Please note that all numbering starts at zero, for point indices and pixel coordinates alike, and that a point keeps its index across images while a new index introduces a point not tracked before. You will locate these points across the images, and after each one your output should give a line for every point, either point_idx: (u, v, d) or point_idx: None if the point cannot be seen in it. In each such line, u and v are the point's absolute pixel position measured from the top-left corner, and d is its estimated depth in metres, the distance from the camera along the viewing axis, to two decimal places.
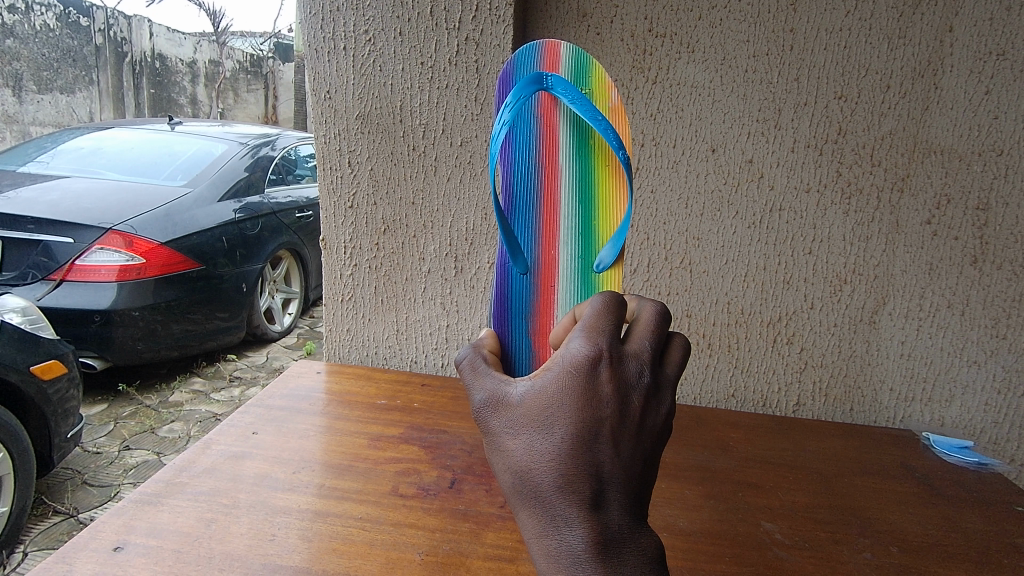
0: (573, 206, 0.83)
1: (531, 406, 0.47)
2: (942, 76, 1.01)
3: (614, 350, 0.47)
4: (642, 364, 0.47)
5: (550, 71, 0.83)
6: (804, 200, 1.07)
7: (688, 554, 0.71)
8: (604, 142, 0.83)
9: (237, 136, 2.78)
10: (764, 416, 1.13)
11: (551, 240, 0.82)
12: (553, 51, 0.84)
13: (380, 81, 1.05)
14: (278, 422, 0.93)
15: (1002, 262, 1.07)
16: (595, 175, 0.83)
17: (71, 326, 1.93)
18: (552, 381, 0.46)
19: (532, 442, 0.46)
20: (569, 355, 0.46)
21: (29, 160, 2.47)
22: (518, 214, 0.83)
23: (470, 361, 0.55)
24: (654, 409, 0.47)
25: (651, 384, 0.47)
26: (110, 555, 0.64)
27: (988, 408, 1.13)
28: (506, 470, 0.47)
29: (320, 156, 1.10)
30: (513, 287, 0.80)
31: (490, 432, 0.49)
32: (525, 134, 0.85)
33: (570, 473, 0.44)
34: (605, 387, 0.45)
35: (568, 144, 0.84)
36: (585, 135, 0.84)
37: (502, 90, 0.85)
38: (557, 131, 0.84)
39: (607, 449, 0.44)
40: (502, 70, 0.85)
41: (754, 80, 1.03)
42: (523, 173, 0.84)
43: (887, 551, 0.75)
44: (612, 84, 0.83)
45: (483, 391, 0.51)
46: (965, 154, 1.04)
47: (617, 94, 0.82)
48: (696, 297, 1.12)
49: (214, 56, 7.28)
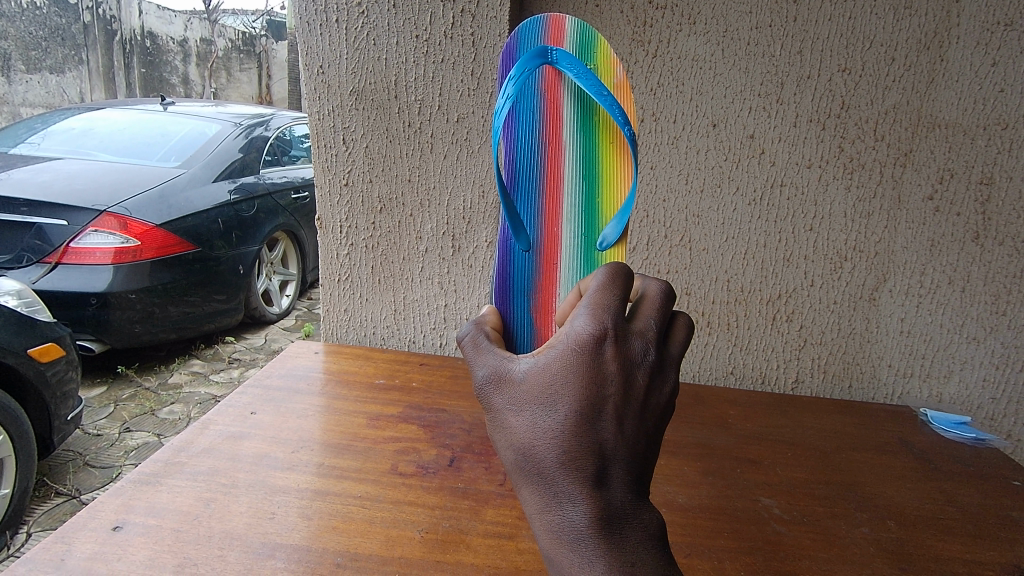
0: (577, 183, 0.82)
1: (534, 383, 0.46)
2: (948, 48, 0.99)
3: (620, 328, 0.46)
4: (647, 342, 0.47)
5: (555, 45, 0.81)
6: (805, 175, 1.05)
7: (687, 529, 0.72)
8: (609, 118, 0.82)
9: (231, 116, 2.74)
10: (763, 393, 1.13)
11: (553, 217, 0.81)
12: (558, 23, 0.81)
13: (373, 56, 1.02)
14: (276, 402, 0.93)
15: (1004, 238, 1.06)
16: (600, 152, 0.82)
17: (68, 309, 1.92)
18: (556, 359, 0.46)
19: (534, 419, 0.45)
20: (573, 333, 0.46)
21: (20, 141, 2.43)
22: (521, 190, 0.82)
23: (472, 337, 0.54)
24: (659, 388, 0.47)
25: (656, 362, 0.47)
26: (109, 535, 0.64)
27: (986, 384, 1.13)
28: (508, 446, 0.47)
29: (314, 133, 1.08)
30: (515, 264, 0.79)
31: (493, 409, 0.49)
32: (528, 109, 0.83)
33: (572, 450, 0.44)
34: (610, 366, 0.45)
35: (572, 120, 0.82)
36: (591, 111, 0.82)
37: (505, 64, 0.83)
38: (561, 106, 0.83)
39: (610, 427, 0.44)
40: (506, 43, 0.82)
41: (756, 53, 1.00)
42: (526, 149, 0.83)
43: (884, 525, 0.76)
44: (616, 59, 0.80)
45: (486, 367, 0.50)
46: (969, 128, 1.02)
47: (622, 70, 0.80)
48: (695, 275, 1.12)
49: (206, 34, 7.16)
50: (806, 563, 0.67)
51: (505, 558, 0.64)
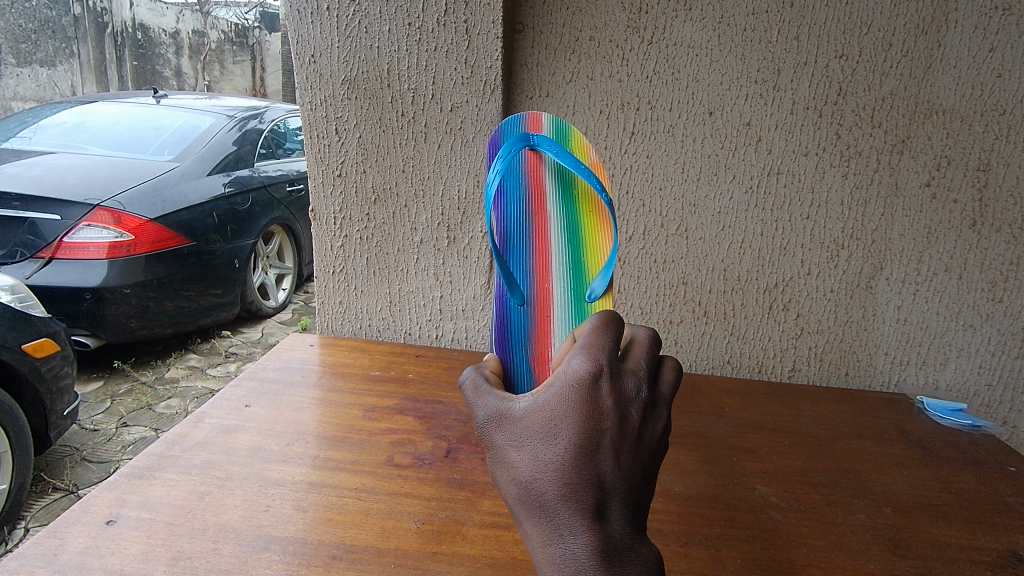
0: (563, 244, 0.83)
1: (535, 420, 0.46)
2: (946, 33, 0.98)
3: (614, 366, 0.47)
4: (639, 380, 0.48)
5: (534, 130, 0.86)
6: (802, 163, 1.05)
7: (683, 517, 0.72)
8: (588, 191, 0.85)
9: (224, 108, 2.71)
10: (759, 382, 1.13)
11: (544, 273, 0.82)
12: (536, 117, 0.87)
13: (366, 44, 1.01)
14: (271, 396, 0.92)
15: (1001, 225, 1.06)
16: (581, 219, 0.84)
17: (61, 304, 1.91)
18: (555, 396, 0.46)
19: (536, 453, 0.45)
20: (570, 371, 0.47)
21: (11, 135, 2.41)
22: (512, 252, 0.83)
23: (472, 380, 0.55)
24: (652, 424, 0.47)
25: (649, 400, 0.48)
26: (103, 529, 0.63)
27: (982, 371, 1.14)
28: (510, 482, 0.47)
29: (306, 124, 1.07)
30: (511, 319, 0.79)
31: (494, 447, 0.49)
32: (513, 183, 0.85)
33: (573, 482, 0.43)
34: (606, 401, 0.46)
35: (556, 193, 0.85)
36: (570, 185, 0.86)
37: (491, 152, 0.88)
38: (544, 181, 0.86)
39: (608, 459, 0.44)
40: (492, 135, 0.88)
41: (753, 39, 0.99)
42: (515, 216, 0.84)
43: (880, 512, 0.76)
44: (589, 144, 0.86)
45: (486, 408, 0.50)
46: (967, 114, 1.02)
47: (595, 152, 0.85)
48: (692, 264, 1.11)
49: (197, 26, 6.94)
50: (803, 550, 0.67)
51: (502, 548, 0.64)
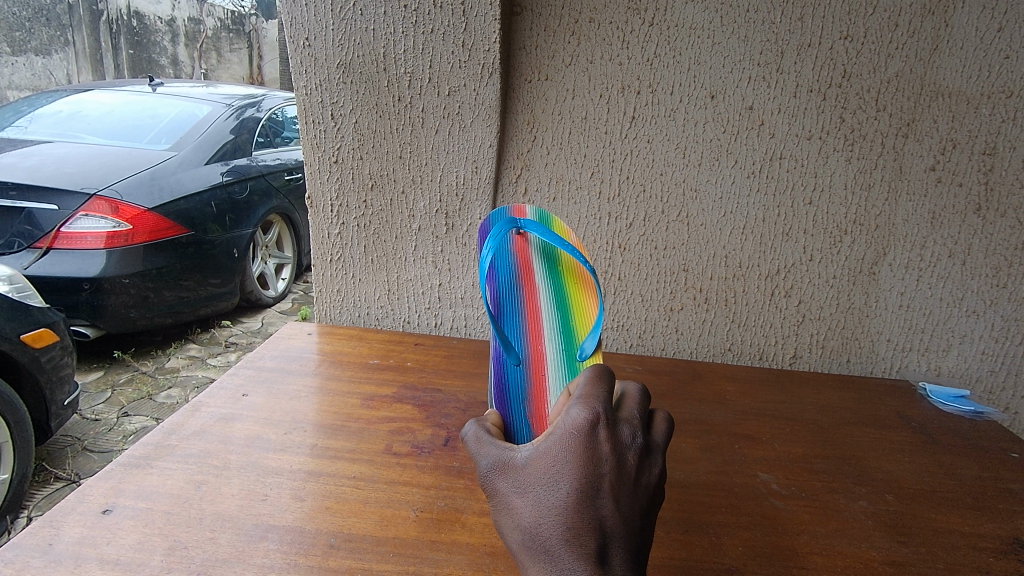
0: (553, 310, 0.84)
1: (537, 466, 0.47)
2: (954, 13, 0.96)
3: (610, 414, 0.49)
4: (634, 428, 0.50)
5: (520, 215, 0.91)
6: (805, 147, 1.03)
7: (684, 505, 0.71)
8: (573, 267, 0.90)
9: (221, 96, 2.68)
10: (761, 368, 1.12)
11: (537, 336, 0.81)
12: (521, 207, 0.93)
13: (361, 27, 0.98)
14: (269, 384, 0.91)
15: (1006, 209, 1.05)
16: (568, 290, 0.87)
17: (60, 294, 1.89)
18: (555, 444, 0.47)
19: (539, 499, 0.45)
20: (568, 420, 0.48)
21: (6, 124, 2.38)
22: (504, 318, 0.82)
23: (474, 432, 0.55)
24: (647, 471, 0.48)
25: (644, 446, 0.49)
26: (98, 518, 0.62)
27: (985, 357, 1.13)
28: (514, 529, 0.46)
29: (302, 109, 1.05)
30: (509, 378, 0.74)
31: (497, 495, 0.49)
32: (502, 261, 0.88)
33: (576, 526, 0.43)
34: (604, 447, 0.47)
35: (542, 267, 0.89)
36: (555, 263, 0.90)
37: (480, 237, 0.90)
38: (531, 259, 0.90)
39: (608, 503, 0.44)
40: (481, 222, 0.92)
41: (756, 21, 0.97)
42: (506, 286, 0.85)
43: (883, 499, 0.75)
44: (569, 229, 0.93)
45: (490, 457, 0.51)
46: (973, 97, 1.00)
47: (575, 236, 0.91)
48: (693, 251, 1.10)
49: (194, 14, 6.84)
50: (804, 537, 0.67)
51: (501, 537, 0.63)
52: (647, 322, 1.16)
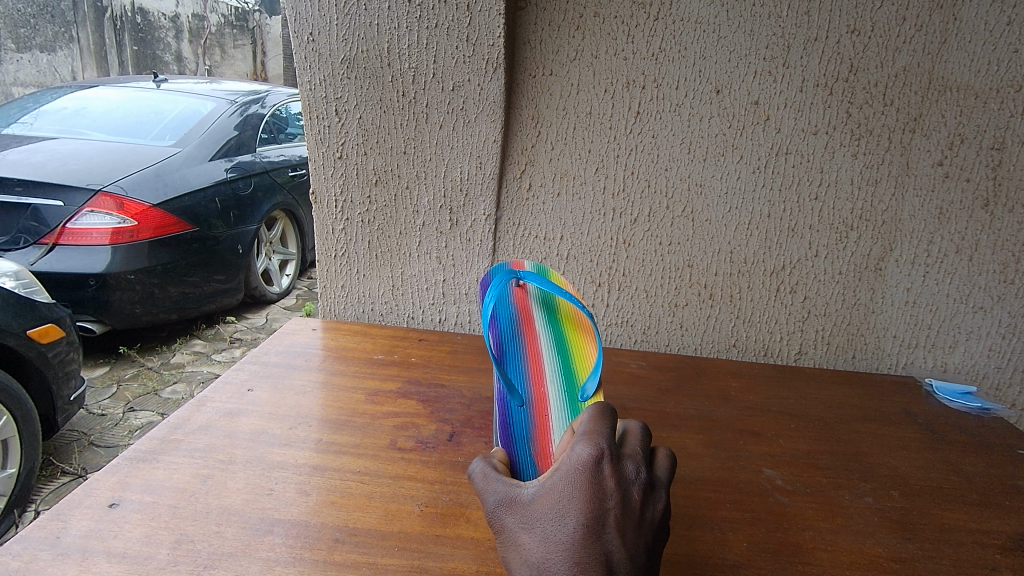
0: (554, 353, 0.83)
1: (544, 502, 0.48)
2: (961, 8, 0.96)
3: (614, 450, 0.51)
4: (638, 463, 0.51)
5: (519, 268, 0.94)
6: (811, 142, 1.03)
7: (689, 500, 0.71)
8: (571, 317, 0.91)
9: (225, 93, 2.68)
10: (765, 364, 1.12)
11: (539, 377, 0.79)
12: (520, 261, 0.96)
13: (364, 22, 0.97)
14: (274, 379, 0.92)
15: (1014, 205, 1.04)
16: (568, 336, 0.87)
17: (65, 290, 1.90)
18: (562, 480, 0.49)
19: (546, 534, 0.46)
20: (573, 457, 0.50)
21: (12, 121, 2.39)
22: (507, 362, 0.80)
23: (481, 469, 0.56)
24: (651, 505, 0.49)
25: (648, 482, 0.50)
26: (105, 512, 0.62)
27: (992, 354, 1.13)
28: (521, 567, 0.46)
29: (305, 105, 1.04)
30: (512, 420, 0.72)
31: (505, 531, 0.49)
32: (504, 309, 0.88)
33: (582, 560, 0.44)
34: (608, 482, 0.48)
35: (542, 315, 0.90)
36: (555, 312, 0.91)
37: (483, 289, 0.92)
38: (531, 307, 0.91)
39: (614, 538, 0.45)
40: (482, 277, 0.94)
41: (762, 14, 0.96)
42: (508, 332, 0.85)
43: (888, 495, 0.75)
44: (567, 282, 0.95)
45: (496, 493, 0.52)
46: (982, 91, 0.99)
47: (571, 286, 0.93)
48: (698, 246, 1.09)
49: (197, 9, 6.86)
50: (810, 533, 0.67)
51: None
52: (652, 317, 1.15)
